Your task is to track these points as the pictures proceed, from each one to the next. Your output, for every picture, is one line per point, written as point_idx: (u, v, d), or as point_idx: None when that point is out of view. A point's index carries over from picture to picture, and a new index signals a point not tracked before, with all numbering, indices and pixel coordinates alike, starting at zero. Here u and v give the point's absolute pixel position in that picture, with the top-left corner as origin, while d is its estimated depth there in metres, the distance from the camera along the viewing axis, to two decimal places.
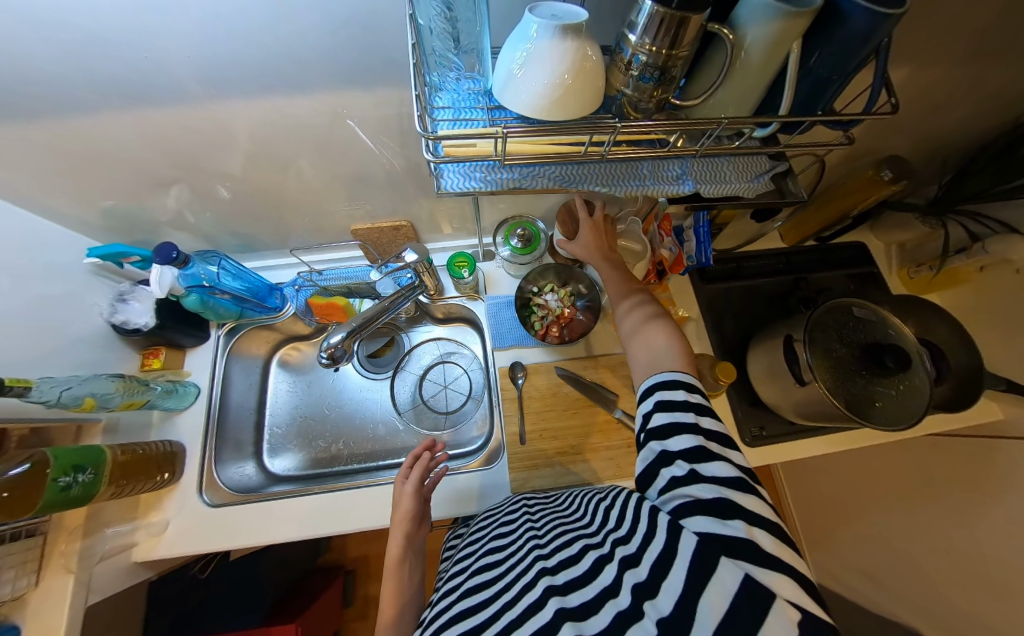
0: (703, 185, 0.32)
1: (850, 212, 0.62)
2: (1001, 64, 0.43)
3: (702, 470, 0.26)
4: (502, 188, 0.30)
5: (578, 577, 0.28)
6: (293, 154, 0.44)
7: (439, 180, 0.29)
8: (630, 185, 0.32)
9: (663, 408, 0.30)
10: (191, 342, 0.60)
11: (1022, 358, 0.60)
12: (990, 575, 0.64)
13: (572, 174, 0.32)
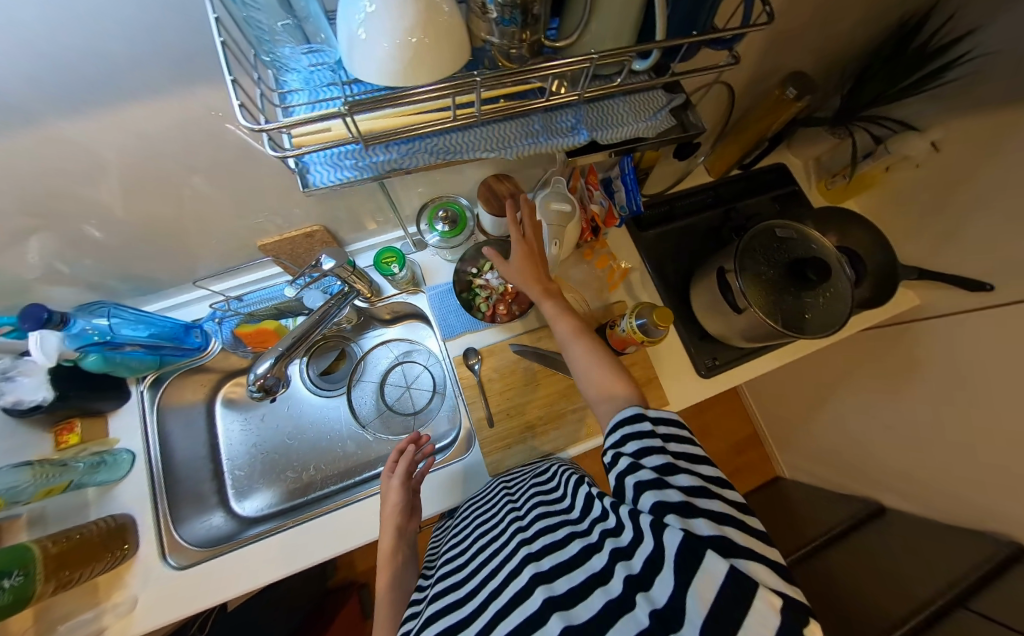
0: (597, 132, 0.29)
1: (767, 133, 0.62)
2: None
3: (676, 477, 0.27)
4: (381, 174, 0.26)
5: (565, 562, 0.27)
6: (154, 174, 0.38)
7: (304, 177, 0.25)
8: (521, 145, 0.28)
9: (632, 423, 0.32)
10: (110, 406, 0.53)
11: (928, 247, 0.66)
12: (926, 440, 0.74)
13: (456, 143, 0.28)
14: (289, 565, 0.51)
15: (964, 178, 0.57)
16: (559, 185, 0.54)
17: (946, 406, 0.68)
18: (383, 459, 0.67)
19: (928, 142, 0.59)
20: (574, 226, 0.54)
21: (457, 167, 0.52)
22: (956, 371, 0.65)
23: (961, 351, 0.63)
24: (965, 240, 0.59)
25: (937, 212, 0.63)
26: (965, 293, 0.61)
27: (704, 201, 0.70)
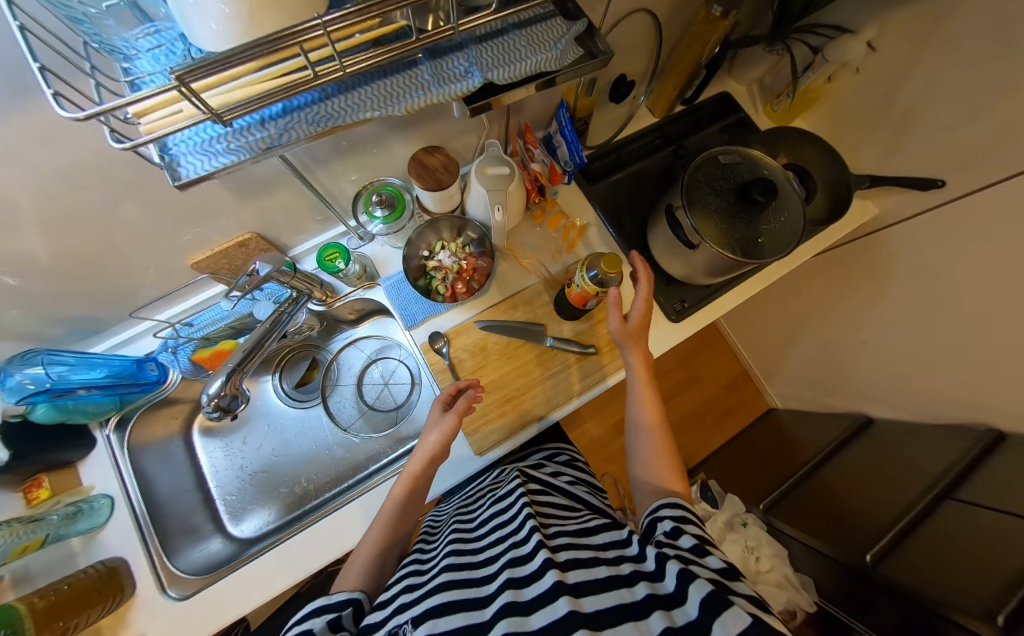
0: (490, 71, 0.26)
1: (702, 60, 0.60)
2: None
3: (703, 555, 0.29)
4: (258, 152, 0.24)
5: (598, 578, 0.27)
6: (47, 206, 0.35)
7: (172, 171, 0.22)
8: (409, 98, 0.25)
9: (676, 507, 0.36)
10: (75, 456, 0.52)
11: (879, 153, 0.65)
12: (902, 347, 0.75)
13: (337, 107, 0.25)
14: (289, 577, 0.52)
15: (904, 75, 0.56)
16: (493, 147, 0.51)
17: (915, 309, 0.69)
18: (373, 458, 0.67)
19: (864, 43, 0.57)
20: (517, 188, 0.51)
21: (381, 146, 0.49)
22: (923, 273, 0.65)
23: (923, 253, 0.64)
24: (914, 139, 0.59)
25: (882, 116, 0.63)
26: (919, 192, 0.60)
27: (651, 144, 0.68)
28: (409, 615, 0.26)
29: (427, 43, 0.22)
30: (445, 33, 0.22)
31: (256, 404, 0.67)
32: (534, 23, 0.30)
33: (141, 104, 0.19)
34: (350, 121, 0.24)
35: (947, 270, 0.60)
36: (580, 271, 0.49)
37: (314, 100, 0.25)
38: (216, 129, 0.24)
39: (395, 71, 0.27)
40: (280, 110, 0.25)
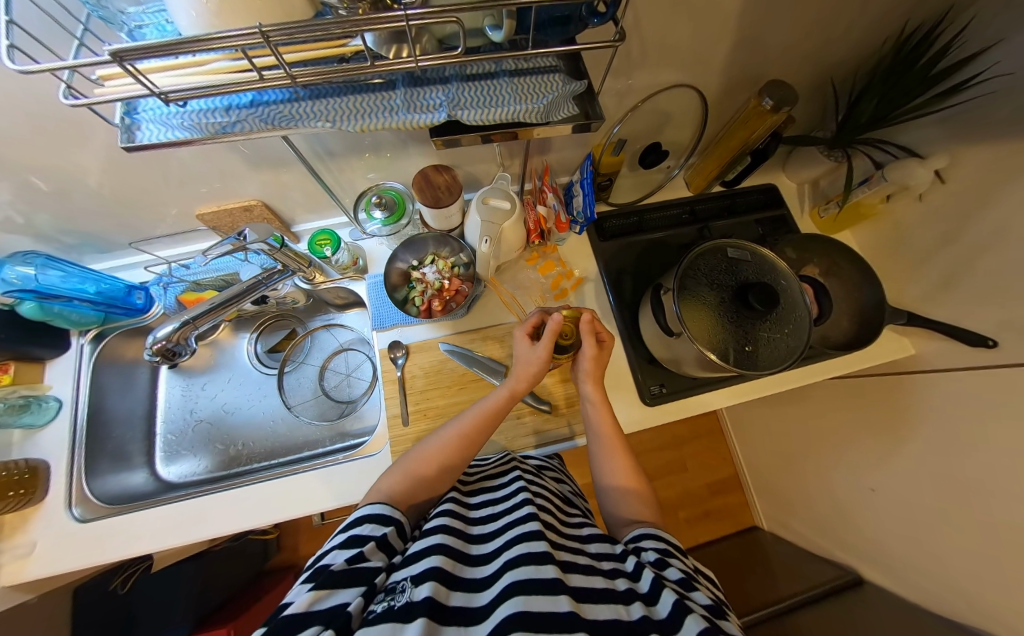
0: (457, 111, 0.26)
1: (749, 146, 0.57)
2: None
3: (689, 584, 0.27)
4: (207, 134, 0.25)
5: (596, 589, 0.26)
6: (85, 137, 0.39)
7: (130, 134, 0.24)
8: (369, 118, 0.26)
9: (658, 539, 0.33)
10: (49, 353, 0.56)
11: (925, 292, 0.58)
12: (906, 510, 0.64)
13: (291, 111, 0.26)
14: (181, 535, 0.51)
15: (967, 218, 0.50)
16: (502, 181, 0.51)
17: (930, 472, 0.59)
18: (309, 444, 0.66)
19: (931, 171, 0.51)
20: (514, 226, 0.51)
21: (398, 155, 0.51)
22: (948, 437, 0.56)
23: (954, 415, 0.55)
24: (965, 289, 0.52)
25: (937, 254, 0.56)
26: (961, 344, 0.53)
27: (676, 217, 0.66)
28: (407, 572, 0.25)
29: (384, 69, 0.23)
30: (406, 60, 0.23)
31: (226, 356, 0.69)
32: (528, 73, 0.30)
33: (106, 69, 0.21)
34: (293, 127, 0.25)
35: (971, 440, 0.52)
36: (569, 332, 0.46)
37: (272, 99, 0.26)
38: (179, 106, 0.25)
39: (370, 90, 0.28)
40: (247, 100, 0.26)
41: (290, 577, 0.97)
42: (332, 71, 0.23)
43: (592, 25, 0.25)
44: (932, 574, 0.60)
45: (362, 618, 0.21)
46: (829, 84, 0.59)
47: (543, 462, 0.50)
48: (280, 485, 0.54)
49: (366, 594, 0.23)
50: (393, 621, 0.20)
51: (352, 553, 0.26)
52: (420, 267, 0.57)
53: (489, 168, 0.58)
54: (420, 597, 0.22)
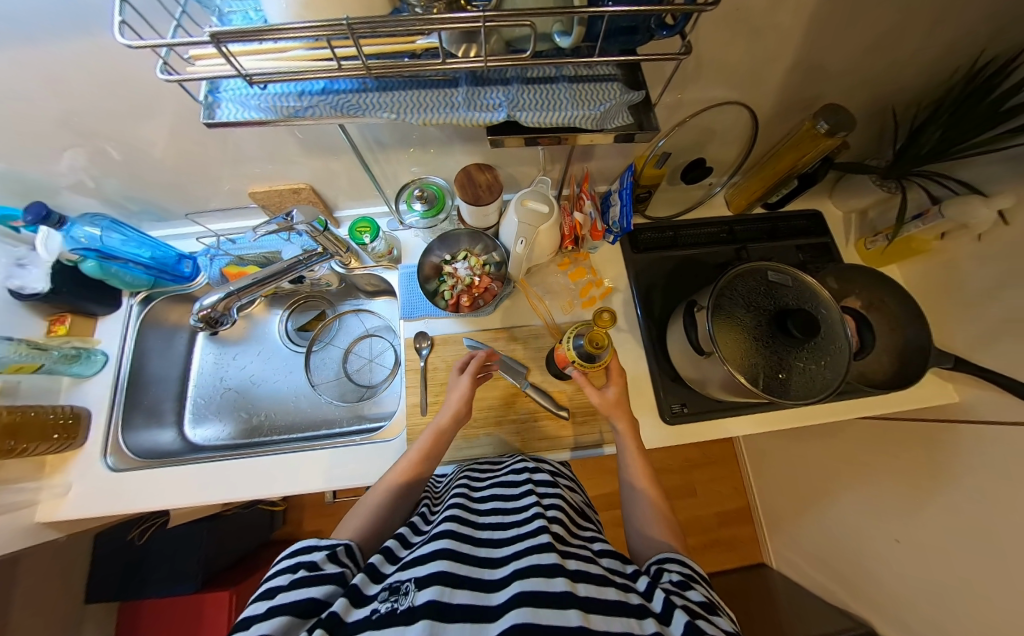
0: (517, 111, 0.26)
1: (795, 170, 0.56)
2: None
3: (713, 615, 0.27)
4: (281, 118, 0.26)
5: (612, 602, 0.25)
6: (168, 116, 0.42)
7: (210, 110, 0.26)
8: (432, 112, 0.27)
9: (683, 564, 0.33)
10: (102, 310, 0.60)
11: (978, 338, 0.55)
12: (932, 567, 0.60)
13: (362, 100, 0.27)
14: (201, 495, 0.54)
15: None
16: (542, 185, 0.52)
17: (965, 530, 0.55)
18: (327, 423, 0.67)
19: (994, 212, 0.49)
20: (549, 230, 0.51)
21: (445, 151, 0.53)
22: (989, 495, 0.52)
23: (996, 472, 0.51)
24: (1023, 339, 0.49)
25: (995, 299, 0.53)
26: (1013, 397, 0.49)
27: (713, 235, 0.65)
28: (411, 574, 0.25)
29: (453, 67, 0.23)
30: (477, 60, 0.24)
31: (259, 330, 0.72)
32: (589, 80, 0.30)
33: (199, 50, 0.23)
34: (364, 116, 0.26)
35: (1015, 501, 0.48)
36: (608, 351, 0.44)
37: (346, 88, 0.27)
38: (258, 87, 0.26)
39: (434, 85, 0.28)
40: (320, 87, 0.27)
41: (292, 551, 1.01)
42: (405, 65, 0.24)
43: (660, 37, 0.25)
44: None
45: (361, 618, 0.22)
46: (888, 113, 0.57)
47: (556, 465, 0.51)
48: (298, 459, 0.56)
49: (353, 596, 0.24)
50: (394, 625, 0.20)
51: (304, 570, 0.26)
52: (452, 262, 0.58)
53: (530, 171, 0.59)
54: (421, 601, 0.22)
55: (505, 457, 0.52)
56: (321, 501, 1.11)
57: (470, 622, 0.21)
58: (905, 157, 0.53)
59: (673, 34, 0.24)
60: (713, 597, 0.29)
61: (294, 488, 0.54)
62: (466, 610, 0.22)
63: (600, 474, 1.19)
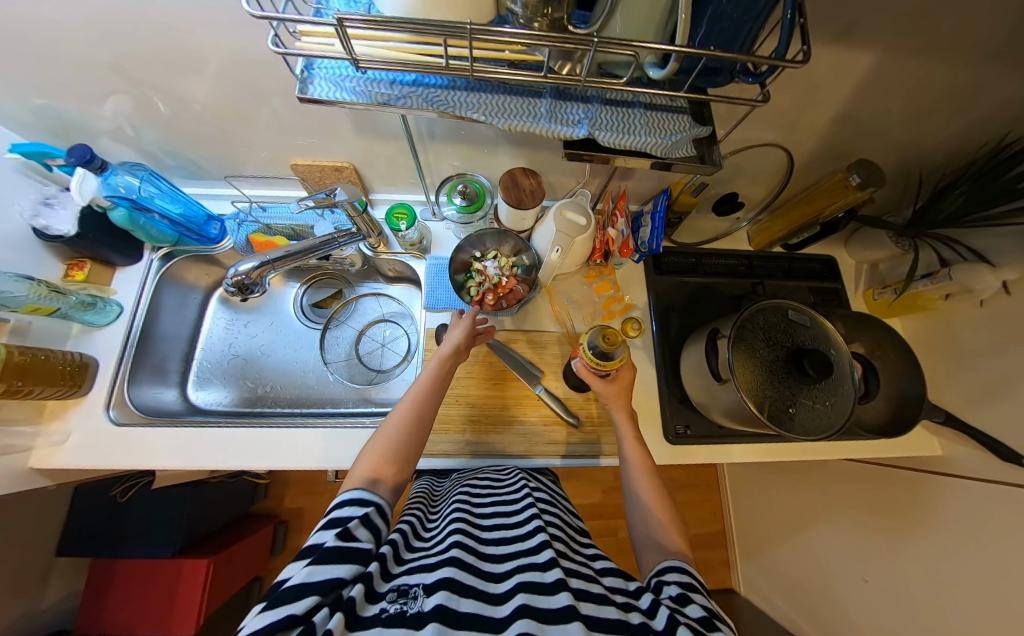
0: (598, 130, 0.28)
1: (819, 218, 0.59)
2: (1003, 69, 0.39)
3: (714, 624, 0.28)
4: (373, 103, 0.27)
5: (611, 618, 0.26)
6: (234, 81, 0.43)
7: (305, 87, 0.26)
8: (517, 119, 0.28)
9: (684, 574, 0.33)
10: (122, 261, 0.59)
11: (969, 397, 0.58)
12: (899, 609, 0.63)
13: (453, 99, 0.28)
14: (201, 460, 0.53)
15: None
16: (582, 197, 0.53)
17: (934, 577, 0.58)
18: (333, 402, 0.67)
19: (999, 281, 0.52)
20: (584, 242, 0.52)
21: (491, 151, 0.53)
22: (963, 547, 0.55)
23: (970, 525, 0.54)
24: (1010, 403, 0.52)
25: (988, 362, 0.56)
26: (996, 457, 0.52)
27: (733, 267, 0.67)
28: (420, 580, 0.27)
29: (551, 82, 0.25)
30: (574, 79, 0.25)
31: (274, 301, 0.72)
32: (661, 109, 0.31)
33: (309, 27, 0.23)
34: (454, 114, 0.27)
35: (989, 556, 0.51)
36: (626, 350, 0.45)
37: (437, 84, 0.28)
38: (353, 71, 0.27)
39: (519, 93, 0.29)
40: (411, 79, 0.28)
41: (272, 526, 1.01)
42: (513, 73, 0.25)
43: (744, 82, 0.26)
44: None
45: (374, 614, 0.23)
46: (910, 175, 0.60)
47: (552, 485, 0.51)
48: (304, 435, 0.56)
49: (367, 585, 0.25)
50: (403, 627, 0.22)
51: (338, 536, 0.26)
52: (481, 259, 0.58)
53: (568, 180, 0.60)
54: (430, 606, 0.24)
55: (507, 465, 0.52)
56: (307, 480, 1.11)
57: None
58: (923, 218, 0.57)
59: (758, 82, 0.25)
60: (712, 604, 0.31)
61: (298, 463, 0.54)
62: (470, 619, 0.24)
63: (585, 485, 1.21)
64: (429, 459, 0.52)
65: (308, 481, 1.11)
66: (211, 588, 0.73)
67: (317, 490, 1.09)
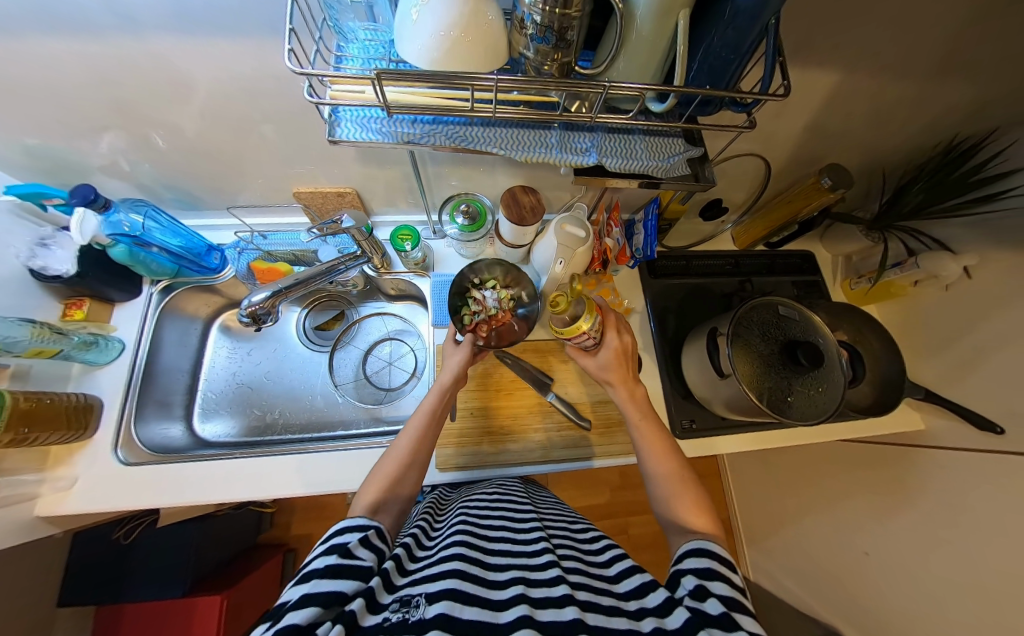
0: (606, 157, 0.31)
1: (797, 217, 0.64)
2: (949, 78, 0.44)
3: (734, 618, 0.26)
4: (399, 141, 0.29)
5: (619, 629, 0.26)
6: (236, 115, 0.43)
7: (332, 129, 0.28)
8: (532, 151, 0.31)
9: (703, 558, 0.32)
10: (121, 297, 0.58)
11: (943, 373, 0.63)
12: (899, 578, 0.67)
13: (474, 135, 0.30)
14: (216, 494, 0.52)
15: (991, 312, 0.55)
16: (579, 211, 0.55)
17: (929, 545, 0.62)
18: (343, 423, 0.67)
19: (961, 266, 0.57)
20: (584, 252, 0.55)
21: (489, 171, 0.56)
22: (953, 514, 0.59)
23: (955, 493, 0.59)
24: (979, 377, 0.57)
25: (957, 341, 0.61)
26: (973, 428, 0.57)
27: (722, 267, 0.71)
28: (422, 588, 0.27)
29: (566, 117, 0.28)
30: (585, 116, 0.28)
31: (277, 326, 0.72)
32: (657, 134, 0.34)
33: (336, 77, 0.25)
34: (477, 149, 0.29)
35: (975, 520, 0.55)
36: (598, 317, 0.48)
37: (457, 122, 0.30)
38: (377, 112, 0.29)
39: (532, 126, 0.32)
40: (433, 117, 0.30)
41: (280, 556, 0.99)
42: (533, 111, 0.29)
43: (732, 111, 0.31)
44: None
45: (375, 624, 0.23)
46: (874, 174, 0.65)
47: (557, 506, 0.53)
48: (320, 459, 0.56)
49: (367, 598, 0.25)
50: (406, 634, 0.22)
51: (338, 554, 0.26)
52: (480, 286, 0.58)
53: (562, 194, 0.63)
54: (431, 614, 0.24)
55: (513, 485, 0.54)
56: (312, 505, 1.09)
57: None
58: (890, 213, 0.62)
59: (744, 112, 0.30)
60: (734, 590, 0.29)
61: (317, 489, 0.54)
62: (475, 625, 0.23)
63: (593, 486, 1.22)
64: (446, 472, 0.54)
65: (314, 506, 1.09)
66: (224, 624, 0.72)
67: (324, 514, 1.08)
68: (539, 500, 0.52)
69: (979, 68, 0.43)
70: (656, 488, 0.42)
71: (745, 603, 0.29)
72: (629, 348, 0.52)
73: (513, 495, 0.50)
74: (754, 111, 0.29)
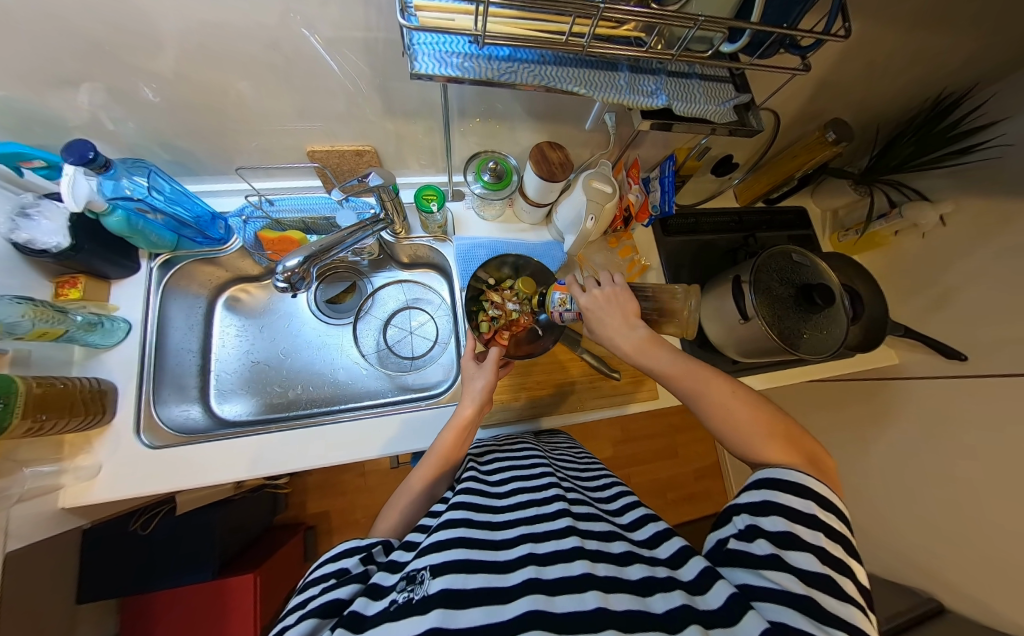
0: (674, 100, 0.32)
1: (794, 174, 0.67)
2: (952, 28, 0.48)
3: (784, 558, 0.23)
4: (480, 77, 0.29)
5: (634, 580, 0.23)
6: (250, 65, 0.39)
7: (411, 61, 0.27)
8: (604, 91, 0.31)
9: (761, 491, 0.28)
10: (117, 273, 0.54)
11: (916, 312, 0.72)
12: (874, 491, 0.79)
13: (551, 73, 0.30)
14: (246, 471, 0.50)
15: (961, 255, 0.64)
16: (604, 167, 0.55)
17: (900, 460, 0.73)
18: (370, 395, 0.67)
19: (938, 214, 0.63)
20: (611, 208, 0.54)
21: (513, 127, 0.54)
22: (923, 431, 0.69)
23: (922, 414, 0.69)
24: (946, 314, 0.66)
25: (928, 282, 0.70)
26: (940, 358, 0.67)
27: (728, 224, 0.74)
28: (427, 559, 0.23)
29: (649, 58, 0.28)
30: (666, 54, 0.27)
31: (288, 301, 0.69)
32: (713, 80, 0.36)
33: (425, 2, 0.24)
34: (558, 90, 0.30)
35: (940, 436, 0.65)
36: (563, 293, 0.48)
37: (535, 61, 0.30)
38: (458, 46, 0.28)
39: (600, 66, 0.32)
40: (504, 54, 0.30)
41: (301, 533, 1.01)
42: (613, 43, 0.29)
43: (790, 54, 0.31)
44: (902, 549, 0.73)
45: (380, 612, 0.20)
46: (866, 127, 0.70)
47: (571, 453, 0.50)
48: (357, 426, 0.54)
49: (370, 591, 0.22)
50: (404, 616, 0.19)
51: (334, 578, 0.24)
52: (498, 289, 0.58)
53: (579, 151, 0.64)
54: (436, 590, 0.20)
55: (520, 437, 0.52)
56: (326, 483, 1.11)
57: (485, 607, 0.19)
58: (881, 163, 0.64)
59: (802, 54, 0.31)
60: (792, 520, 0.25)
61: (360, 456, 0.53)
62: (482, 595, 0.20)
63: (598, 444, 1.30)
64: (490, 426, 0.57)
65: (327, 484, 1.10)
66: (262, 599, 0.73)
67: (340, 491, 1.10)
68: (549, 448, 0.50)
69: (976, 21, 0.47)
70: (714, 424, 0.36)
71: (808, 531, 0.24)
72: (617, 296, 0.43)
73: (523, 446, 0.47)
74: (811, 55, 0.30)
